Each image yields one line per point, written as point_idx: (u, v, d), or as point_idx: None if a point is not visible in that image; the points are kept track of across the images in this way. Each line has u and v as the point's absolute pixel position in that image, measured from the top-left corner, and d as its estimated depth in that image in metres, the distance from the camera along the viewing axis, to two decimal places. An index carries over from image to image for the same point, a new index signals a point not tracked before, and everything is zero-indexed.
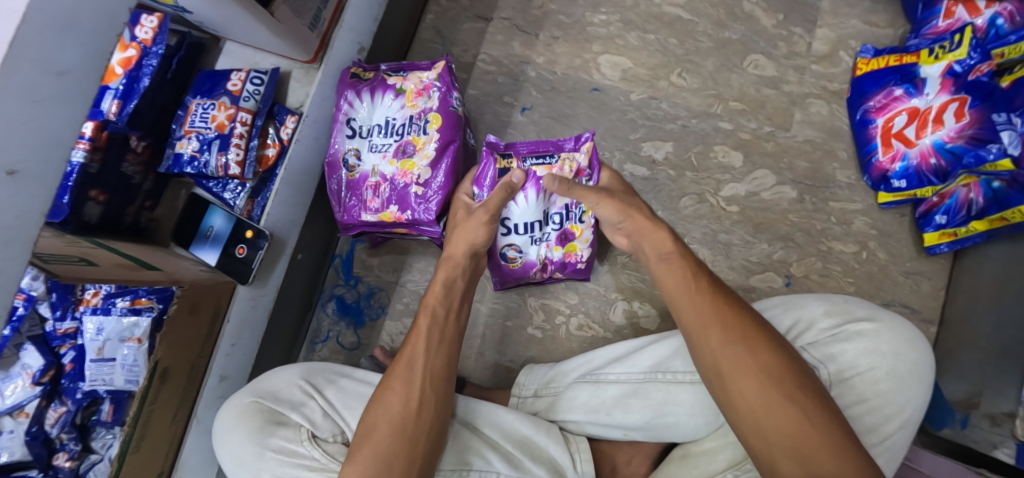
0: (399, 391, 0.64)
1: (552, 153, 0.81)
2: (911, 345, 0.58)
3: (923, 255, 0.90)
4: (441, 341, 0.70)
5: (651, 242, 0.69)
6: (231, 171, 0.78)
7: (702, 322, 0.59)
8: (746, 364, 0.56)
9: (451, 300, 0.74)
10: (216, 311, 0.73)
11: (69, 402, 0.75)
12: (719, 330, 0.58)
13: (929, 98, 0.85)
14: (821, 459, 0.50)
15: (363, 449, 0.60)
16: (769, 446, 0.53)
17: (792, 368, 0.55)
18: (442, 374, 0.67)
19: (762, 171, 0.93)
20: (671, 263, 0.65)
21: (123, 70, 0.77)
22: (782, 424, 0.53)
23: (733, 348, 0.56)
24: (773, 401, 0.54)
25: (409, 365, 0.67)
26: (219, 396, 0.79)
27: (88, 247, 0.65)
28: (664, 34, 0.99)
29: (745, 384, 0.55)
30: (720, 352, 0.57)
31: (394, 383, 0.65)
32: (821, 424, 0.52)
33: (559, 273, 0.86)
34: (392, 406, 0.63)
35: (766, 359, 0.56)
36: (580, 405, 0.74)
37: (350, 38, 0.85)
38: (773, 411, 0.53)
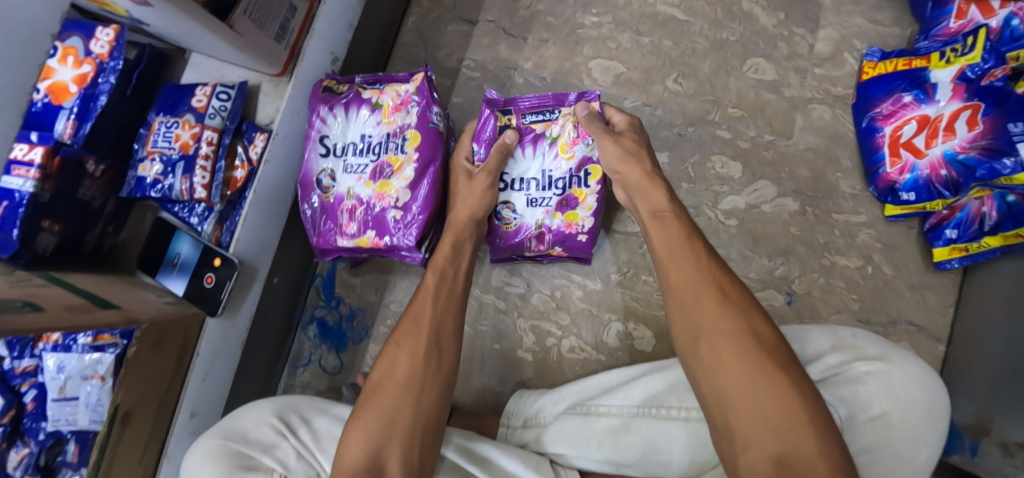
0: (406, 352, 0.64)
1: (553, 109, 0.80)
2: (926, 385, 0.54)
3: (930, 270, 0.85)
4: (447, 299, 0.69)
5: (648, 199, 0.69)
6: (197, 196, 0.73)
7: (695, 284, 0.59)
8: (735, 328, 0.55)
9: (456, 260, 0.72)
10: (184, 344, 0.69)
11: (31, 443, 0.71)
12: (712, 294, 0.58)
13: (940, 105, 0.80)
14: (799, 431, 0.49)
15: (369, 408, 0.60)
16: (747, 411, 0.52)
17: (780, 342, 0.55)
18: (447, 335, 0.66)
19: (762, 181, 0.88)
20: (666, 221, 0.66)
21: (78, 88, 0.71)
22: (764, 390, 0.52)
23: (723, 311, 0.57)
24: (759, 366, 0.53)
25: (416, 322, 0.66)
26: (189, 433, 0.74)
27: (36, 288, 0.61)
28: (658, 35, 0.94)
29: (731, 348, 0.54)
30: (710, 314, 0.57)
31: (401, 347, 0.64)
32: (806, 397, 0.51)
33: (559, 244, 0.81)
34: (398, 371, 0.62)
35: (753, 326, 0.55)
36: (570, 438, 0.70)
37: (322, 48, 0.80)
38: (758, 378, 0.52)
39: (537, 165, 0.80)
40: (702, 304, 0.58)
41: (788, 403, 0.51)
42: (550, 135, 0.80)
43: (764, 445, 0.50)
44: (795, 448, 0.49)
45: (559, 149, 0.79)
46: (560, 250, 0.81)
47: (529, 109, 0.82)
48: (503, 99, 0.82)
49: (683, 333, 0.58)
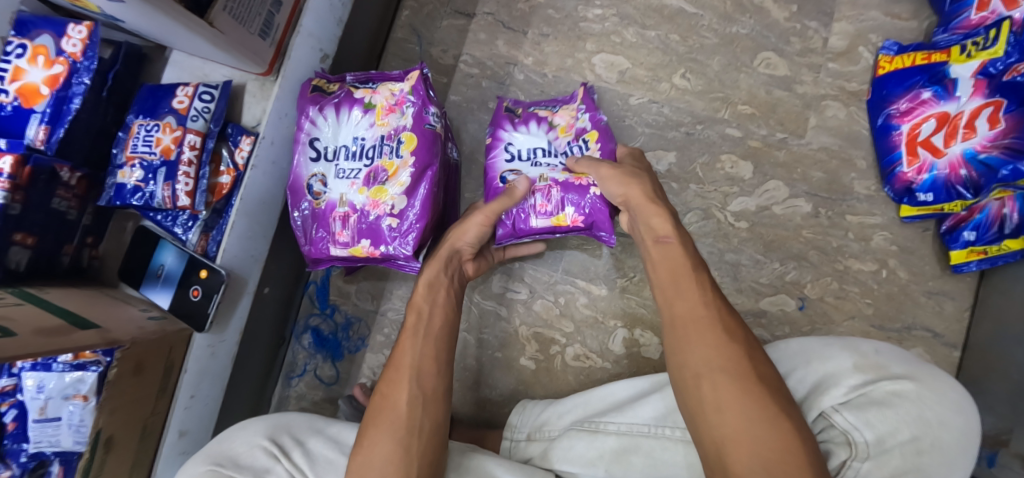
0: (392, 396, 0.60)
1: (555, 105, 0.82)
2: (956, 410, 0.52)
3: (947, 273, 0.82)
4: (432, 334, 0.66)
5: (650, 221, 0.66)
6: (180, 203, 0.70)
7: (700, 318, 0.56)
8: (738, 367, 0.52)
9: (436, 295, 0.69)
10: (169, 364, 0.65)
11: (13, 465, 0.67)
12: (716, 329, 0.55)
13: (960, 102, 0.76)
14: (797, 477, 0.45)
15: (361, 448, 0.56)
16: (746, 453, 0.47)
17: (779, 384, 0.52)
18: (433, 372, 0.63)
19: (773, 182, 0.85)
20: (671, 249, 0.62)
21: (49, 90, 0.66)
22: (766, 433, 0.48)
23: (729, 349, 0.53)
24: (761, 408, 0.49)
25: (405, 365, 0.62)
26: (180, 452, 0.71)
27: (8, 308, 0.57)
28: (665, 29, 0.89)
29: (735, 387, 0.51)
30: (715, 350, 0.53)
31: (392, 385, 0.61)
32: (808, 443, 0.48)
33: (566, 201, 0.74)
34: (390, 410, 0.59)
35: (756, 368, 0.52)
36: (577, 456, 0.66)
37: (309, 45, 0.75)
38: (760, 422, 0.48)
39: (539, 136, 0.78)
40: (706, 340, 0.54)
41: (788, 448, 0.47)
42: (552, 120, 0.80)
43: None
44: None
45: (558, 130, 0.79)
46: (572, 211, 0.73)
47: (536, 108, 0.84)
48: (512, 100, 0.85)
49: (682, 368, 0.54)
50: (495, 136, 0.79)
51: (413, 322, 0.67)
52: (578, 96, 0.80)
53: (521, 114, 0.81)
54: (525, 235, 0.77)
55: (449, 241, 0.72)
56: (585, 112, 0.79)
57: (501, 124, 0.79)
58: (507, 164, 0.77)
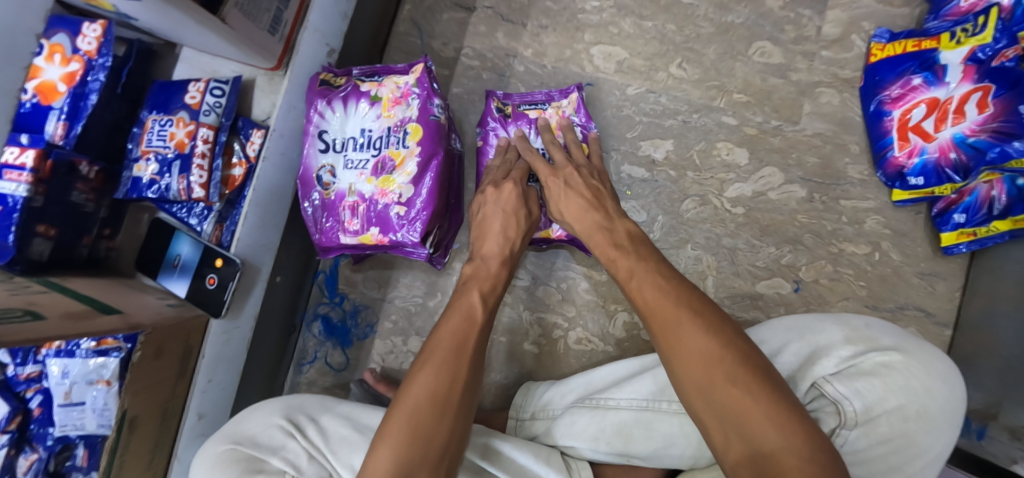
0: (443, 375, 0.57)
1: (543, 102, 0.86)
2: (943, 380, 0.55)
3: (938, 255, 0.85)
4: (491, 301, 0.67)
5: (589, 215, 0.70)
6: (195, 195, 0.72)
7: (652, 306, 0.53)
8: (688, 347, 0.49)
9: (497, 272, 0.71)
10: (187, 349, 0.68)
11: (40, 449, 0.70)
12: (662, 313, 0.52)
13: (950, 87, 0.78)
14: (763, 433, 0.44)
15: (413, 383, 0.57)
16: (717, 427, 0.47)
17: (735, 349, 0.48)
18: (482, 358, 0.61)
19: (768, 169, 0.88)
20: (608, 246, 0.65)
21: (66, 87, 0.69)
22: (728, 400, 0.46)
23: (678, 329, 0.50)
24: (713, 380, 0.47)
25: (458, 347, 0.60)
26: (199, 433, 0.74)
27: (36, 294, 0.60)
28: (662, 20, 0.91)
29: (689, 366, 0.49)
30: (665, 337, 0.51)
31: (450, 329, 0.62)
32: (779, 404, 0.45)
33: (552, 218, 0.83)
34: (445, 350, 0.59)
35: (711, 337, 0.49)
36: (579, 432, 0.70)
37: (316, 39, 0.77)
38: (719, 391, 0.47)
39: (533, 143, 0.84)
40: (654, 330, 0.52)
41: (754, 410, 0.45)
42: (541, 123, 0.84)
43: (738, 456, 0.45)
44: (763, 450, 0.44)
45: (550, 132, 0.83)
46: (557, 226, 0.83)
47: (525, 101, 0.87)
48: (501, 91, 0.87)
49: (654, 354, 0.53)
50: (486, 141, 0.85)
51: (467, 305, 0.64)
52: (571, 102, 0.85)
53: (511, 112, 0.85)
54: None
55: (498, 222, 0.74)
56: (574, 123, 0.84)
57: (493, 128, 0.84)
58: None
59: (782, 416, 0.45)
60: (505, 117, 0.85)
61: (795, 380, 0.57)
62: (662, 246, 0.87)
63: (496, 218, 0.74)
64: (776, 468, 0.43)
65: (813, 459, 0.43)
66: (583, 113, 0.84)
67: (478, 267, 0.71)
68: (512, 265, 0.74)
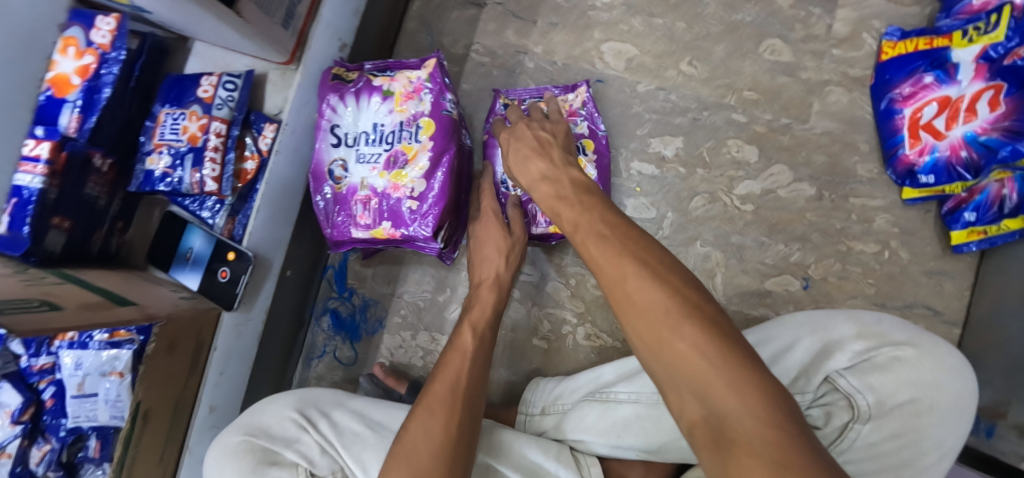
0: (439, 414, 0.59)
1: (550, 98, 0.86)
2: (956, 374, 0.55)
3: (947, 254, 0.85)
4: (483, 339, 0.71)
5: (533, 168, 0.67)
6: (208, 189, 0.72)
7: (598, 259, 0.49)
8: (635, 300, 0.44)
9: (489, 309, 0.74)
10: (199, 342, 0.68)
11: (53, 440, 0.71)
12: (610, 265, 0.47)
13: (962, 85, 0.78)
14: (717, 392, 0.39)
15: (411, 424, 0.59)
16: (670, 387, 0.41)
17: (687, 299, 0.42)
18: (478, 394, 0.64)
19: (778, 167, 0.88)
20: (556, 198, 0.61)
21: (80, 79, 0.69)
22: (678, 357, 0.40)
23: (625, 283, 0.45)
24: (661, 335, 0.42)
25: (452, 386, 0.63)
26: (210, 426, 0.75)
27: (52, 285, 0.60)
28: (671, 17, 0.91)
29: (641, 318, 0.43)
30: (614, 292, 0.46)
31: (443, 370, 0.65)
32: (738, 354, 0.40)
33: None
34: (437, 391, 0.62)
35: (660, 287, 0.44)
36: (590, 426, 0.71)
37: (329, 34, 0.78)
38: (670, 346, 0.41)
39: None
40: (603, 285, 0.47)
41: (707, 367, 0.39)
42: None
43: (693, 418, 0.39)
44: (718, 411, 0.38)
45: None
46: None
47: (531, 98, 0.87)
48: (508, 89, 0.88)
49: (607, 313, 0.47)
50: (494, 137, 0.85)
51: (459, 342, 0.69)
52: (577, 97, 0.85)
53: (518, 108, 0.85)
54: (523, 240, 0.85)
55: (489, 254, 0.78)
56: (579, 116, 0.84)
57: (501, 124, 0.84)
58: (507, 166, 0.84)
59: (738, 371, 0.39)
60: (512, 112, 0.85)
61: (808, 374, 0.58)
62: (671, 243, 0.87)
63: (489, 251, 0.78)
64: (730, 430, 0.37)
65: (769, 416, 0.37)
66: (590, 107, 0.85)
67: (471, 299, 0.76)
68: (503, 290, 0.77)
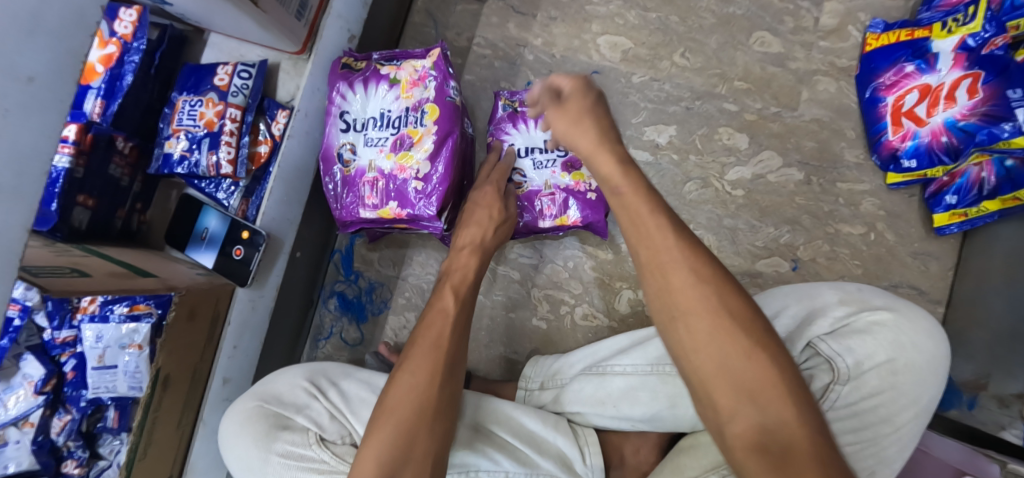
0: (422, 375, 0.60)
1: None
2: (929, 336, 0.59)
3: (931, 236, 0.88)
4: (464, 301, 0.71)
5: (599, 170, 0.53)
6: (223, 171, 0.76)
7: (664, 261, 0.46)
8: (702, 315, 0.44)
9: (474, 283, 0.74)
10: (214, 315, 0.71)
11: (73, 410, 0.74)
12: (688, 274, 0.45)
13: (941, 74, 0.82)
14: (776, 407, 0.42)
15: (394, 386, 0.59)
16: (725, 396, 0.43)
17: (749, 318, 0.44)
18: (461, 357, 0.65)
19: (768, 153, 0.91)
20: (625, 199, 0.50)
21: (104, 68, 0.73)
22: (739, 370, 0.42)
23: (693, 292, 0.44)
24: (731, 349, 0.43)
25: (434, 345, 0.64)
26: (224, 398, 0.78)
27: (80, 257, 0.64)
28: (666, 11, 0.96)
29: (711, 328, 0.43)
30: (681, 299, 0.45)
31: (425, 332, 0.65)
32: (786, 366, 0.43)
33: (566, 201, 0.85)
34: (419, 353, 0.63)
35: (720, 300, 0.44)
36: (587, 398, 0.75)
37: (339, 26, 0.82)
38: (738, 357, 0.43)
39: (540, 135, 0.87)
40: (665, 292, 0.45)
41: (763, 381, 0.42)
42: None
43: (743, 427, 0.42)
44: (774, 423, 0.41)
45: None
46: (573, 213, 0.85)
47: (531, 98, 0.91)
48: (508, 91, 0.91)
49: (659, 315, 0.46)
50: (498, 136, 0.88)
51: (440, 304, 0.69)
52: None
53: (519, 109, 0.89)
54: (529, 233, 0.88)
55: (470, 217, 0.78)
56: None
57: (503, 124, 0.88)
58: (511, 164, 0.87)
59: (791, 389, 0.42)
60: (514, 112, 0.89)
61: (792, 340, 0.61)
62: None
63: (474, 221, 0.78)
64: (787, 442, 0.40)
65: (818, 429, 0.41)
66: None
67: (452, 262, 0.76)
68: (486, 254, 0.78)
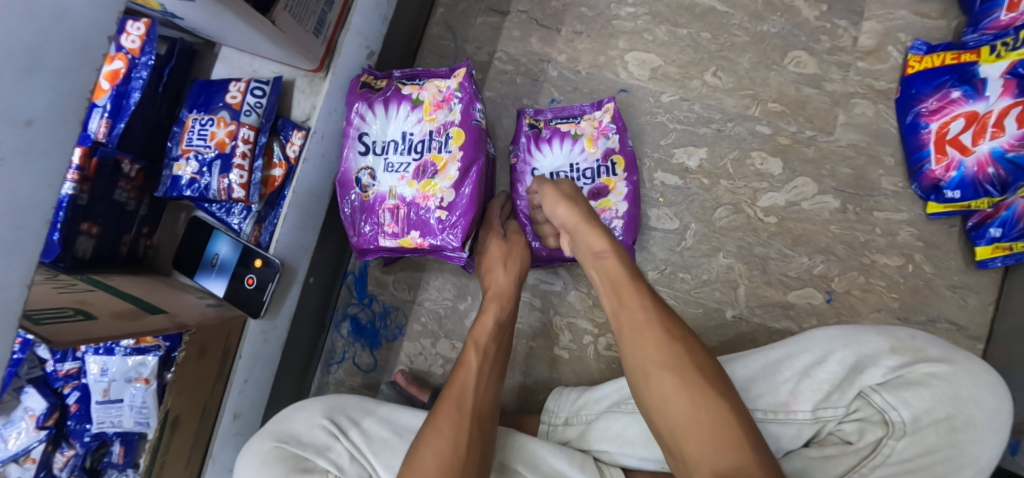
0: (448, 434, 0.59)
1: (576, 116, 0.86)
2: (991, 391, 0.56)
3: (971, 268, 0.84)
4: (489, 353, 0.70)
5: (587, 243, 0.67)
6: (235, 195, 0.72)
7: (629, 311, 0.60)
8: (659, 372, 0.55)
9: (500, 338, 0.73)
10: (226, 349, 0.68)
11: (77, 444, 0.70)
12: (655, 329, 0.57)
13: (989, 101, 0.78)
14: (721, 453, 0.49)
15: (420, 449, 0.58)
16: (681, 439, 0.52)
17: (702, 369, 0.55)
18: (487, 413, 0.64)
19: (802, 179, 0.88)
20: (607, 263, 0.64)
21: (109, 84, 0.69)
22: (683, 415, 0.52)
23: (646, 336, 0.57)
24: (681, 395, 0.53)
25: (457, 403, 0.63)
26: (234, 432, 0.74)
27: (83, 293, 0.60)
28: (696, 28, 0.91)
29: (677, 379, 0.54)
30: (640, 346, 0.57)
31: (450, 388, 0.65)
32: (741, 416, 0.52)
33: None
34: (444, 410, 0.62)
35: (680, 354, 0.55)
36: (615, 436, 0.72)
37: (358, 42, 0.78)
38: (698, 404, 0.52)
39: (566, 156, 0.84)
40: (629, 341, 0.58)
41: (707, 434, 0.51)
42: (575, 134, 0.84)
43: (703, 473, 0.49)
44: (731, 466, 0.48)
45: (585, 144, 0.84)
46: None
47: (556, 115, 0.87)
48: (533, 109, 0.87)
49: (634, 368, 0.57)
50: (522, 159, 0.85)
51: (466, 361, 0.69)
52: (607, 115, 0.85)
53: (544, 129, 0.85)
54: (553, 260, 0.85)
55: (491, 273, 0.77)
56: (610, 132, 0.83)
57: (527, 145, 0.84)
58: None
59: (735, 438, 0.50)
60: (539, 132, 0.85)
61: (841, 388, 0.60)
62: (694, 254, 0.87)
63: (499, 274, 0.76)
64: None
65: (765, 470, 0.48)
66: (619, 124, 0.84)
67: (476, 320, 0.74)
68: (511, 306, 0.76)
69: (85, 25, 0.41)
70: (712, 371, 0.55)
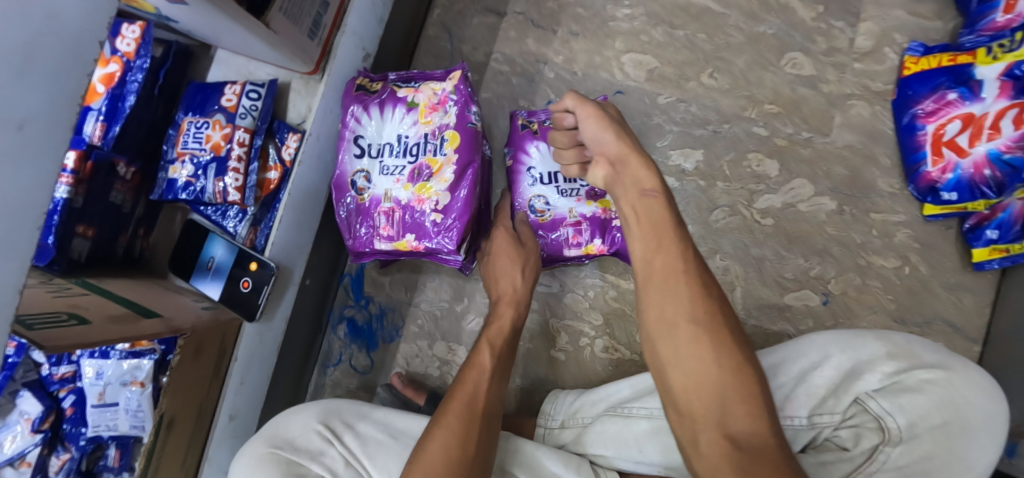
0: (456, 433, 0.59)
1: None
2: (988, 395, 0.55)
3: (968, 270, 0.84)
4: (500, 352, 0.71)
5: (632, 178, 0.62)
6: (230, 198, 0.72)
7: (662, 258, 0.56)
8: (684, 330, 0.52)
9: (510, 340, 0.73)
10: (221, 350, 0.67)
11: (72, 448, 0.70)
12: (692, 283, 0.54)
13: (986, 103, 0.77)
14: (734, 414, 0.48)
15: (427, 444, 0.58)
16: (693, 399, 0.50)
17: (729, 328, 0.52)
18: (496, 413, 0.65)
19: (798, 180, 0.88)
20: (651, 204, 0.59)
21: (105, 88, 0.70)
22: (700, 373, 0.50)
23: (679, 288, 0.54)
24: (702, 352, 0.51)
25: (468, 403, 0.63)
26: (230, 435, 0.74)
27: (78, 297, 0.60)
28: (692, 28, 0.91)
29: (708, 337, 0.51)
30: (669, 300, 0.54)
31: (460, 386, 0.65)
32: (758, 378, 0.50)
33: (591, 229, 0.82)
34: (457, 402, 0.63)
35: (707, 310, 0.53)
36: (611, 439, 0.71)
37: (354, 43, 0.78)
38: (719, 363, 0.50)
39: None
40: (658, 289, 0.55)
41: (727, 394, 0.49)
42: None
43: (711, 433, 0.48)
44: (738, 431, 0.47)
45: None
46: (599, 242, 0.82)
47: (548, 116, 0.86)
48: (525, 110, 0.87)
49: (657, 317, 0.54)
50: (517, 159, 0.84)
51: (477, 361, 0.68)
52: None
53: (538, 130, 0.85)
54: (554, 261, 0.85)
55: (507, 277, 0.77)
56: None
57: (522, 145, 0.83)
58: (532, 189, 0.83)
59: (755, 401, 0.49)
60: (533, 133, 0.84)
61: (837, 393, 0.60)
62: None
63: (509, 280, 0.77)
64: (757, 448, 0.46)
65: (780, 438, 0.47)
66: None
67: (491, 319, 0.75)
68: (521, 309, 0.77)
69: (76, 28, 0.41)
70: (739, 330, 0.53)
